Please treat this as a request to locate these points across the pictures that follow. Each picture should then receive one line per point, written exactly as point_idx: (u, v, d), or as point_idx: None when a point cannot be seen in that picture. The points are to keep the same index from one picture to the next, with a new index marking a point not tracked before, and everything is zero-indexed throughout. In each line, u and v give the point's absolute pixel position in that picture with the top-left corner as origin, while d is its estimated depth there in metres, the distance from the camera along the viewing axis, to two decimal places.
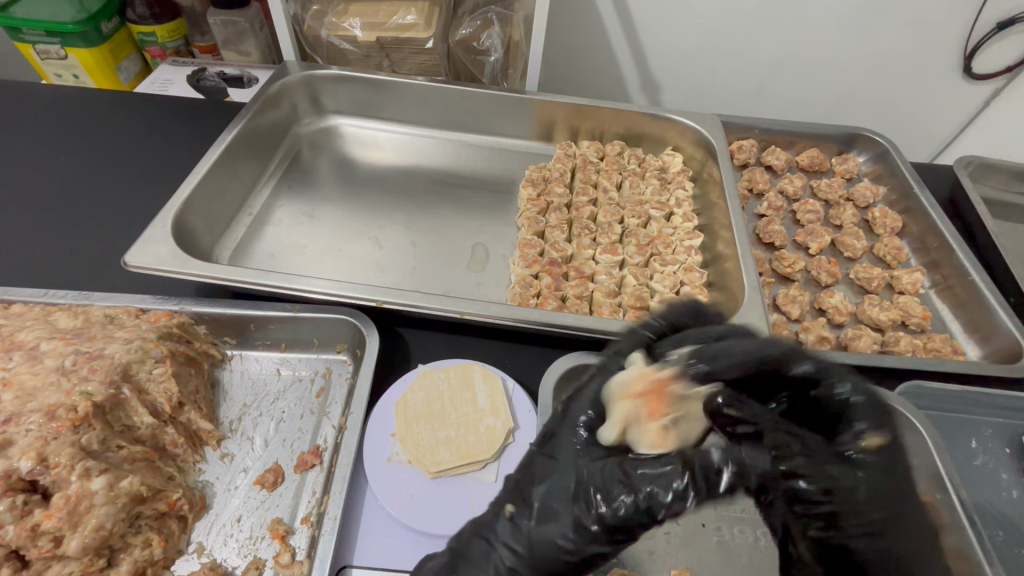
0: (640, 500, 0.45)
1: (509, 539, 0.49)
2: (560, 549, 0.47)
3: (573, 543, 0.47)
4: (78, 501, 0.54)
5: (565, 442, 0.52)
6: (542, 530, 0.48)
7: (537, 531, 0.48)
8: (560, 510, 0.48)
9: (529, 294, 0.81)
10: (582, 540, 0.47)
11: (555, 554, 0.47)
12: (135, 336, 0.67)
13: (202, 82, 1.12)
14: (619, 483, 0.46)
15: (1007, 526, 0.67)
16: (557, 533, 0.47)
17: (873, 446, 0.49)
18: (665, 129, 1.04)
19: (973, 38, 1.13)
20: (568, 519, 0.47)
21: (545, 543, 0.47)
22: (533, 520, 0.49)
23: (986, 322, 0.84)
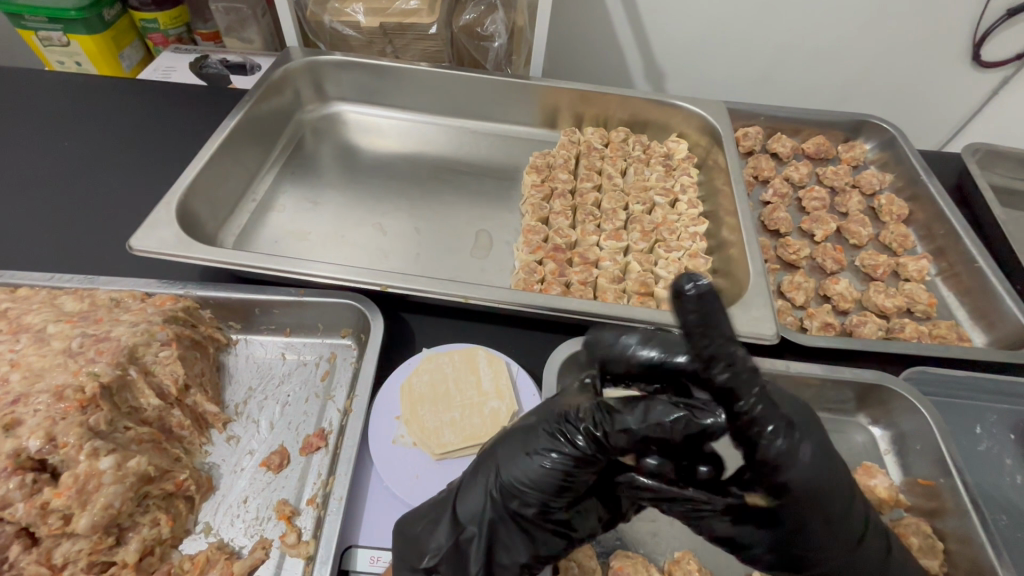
0: (609, 433, 0.46)
1: (471, 488, 0.51)
2: (532, 469, 0.48)
3: (543, 477, 0.48)
4: (86, 481, 0.55)
5: (565, 390, 0.55)
6: (510, 462, 0.49)
7: (506, 463, 0.49)
8: (536, 440, 0.49)
9: (533, 280, 0.81)
10: (546, 467, 0.48)
11: (528, 473, 0.48)
12: (142, 320, 0.68)
13: (206, 69, 1.11)
14: (597, 416, 0.47)
15: (1012, 511, 0.67)
16: (529, 461, 0.48)
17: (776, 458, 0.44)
18: (671, 115, 1.04)
19: (982, 25, 1.12)
20: (541, 448, 0.48)
21: (516, 473, 0.48)
22: (510, 446, 0.50)
23: (992, 309, 0.83)
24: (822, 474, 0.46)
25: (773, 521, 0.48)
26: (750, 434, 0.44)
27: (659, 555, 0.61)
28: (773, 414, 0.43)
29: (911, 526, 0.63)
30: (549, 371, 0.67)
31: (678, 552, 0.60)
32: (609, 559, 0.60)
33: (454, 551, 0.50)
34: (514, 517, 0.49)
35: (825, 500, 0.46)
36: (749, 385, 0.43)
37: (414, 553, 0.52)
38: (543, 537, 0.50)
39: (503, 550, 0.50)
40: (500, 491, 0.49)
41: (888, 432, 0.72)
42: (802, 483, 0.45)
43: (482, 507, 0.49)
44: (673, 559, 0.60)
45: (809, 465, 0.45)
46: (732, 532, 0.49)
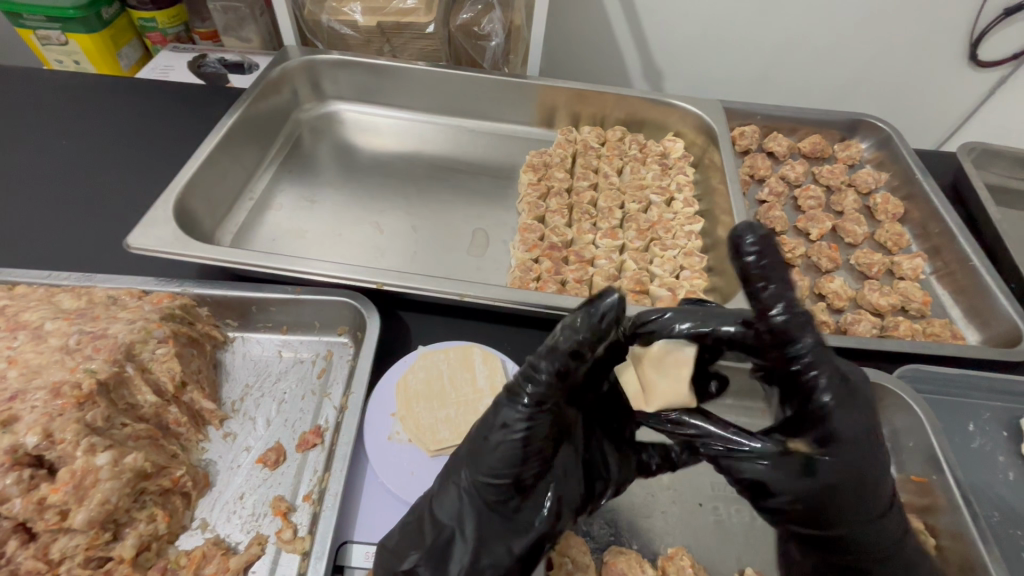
0: (566, 376, 0.49)
1: (444, 491, 0.52)
2: (494, 452, 0.49)
3: (505, 454, 0.48)
4: (83, 476, 0.55)
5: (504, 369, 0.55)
6: (474, 452, 0.50)
7: (470, 453, 0.50)
8: (490, 421, 0.50)
9: (529, 278, 0.82)
10: (504, 443, 0.48)
11: (491, 458, 0.49)
12: (139, 317, 0.68)
13: (204, 68, 1.11)
14: (535, 367, 0.49)
15: (1003, 508, 0.67)
16: (488, 443, 0.49)
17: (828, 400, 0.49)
18: (667, 114, 1.04)
19: (979, 25, 1.12)
20: (495, 425, 0.50)
21: (479, 463, 0.49)
22: (471, 443, 0.51)
23: (986, 307, 0.84)
24: (867, 438, 0.49)
25: (810, 471, 0.49)
26: (804, 379, 0.50)
27: (652, 551, 0.62)
28: (826, 364, 0.50)
29: None
30: None
31: (671, 548, 0.60)
32: (602, 555, 0.60)
33: (435, 550, 0.50)
34: (488, 501, 0.50)
35: (867, 458, 0.49)
36: (805, 331, 0.50)
37: (394, 558, 0.52)
38: (524, 516, 0.51)
39: (488, 537, 0.50)
40: (472, 485, 0.50)
41: (881, 430, 0.72)
42: (850, 435, 0.49)
43: (456, 502, 0.50)
44: (667, 554, 0.61)
45: (859, 422, 0.49)
46: (765, 476, 0.50)
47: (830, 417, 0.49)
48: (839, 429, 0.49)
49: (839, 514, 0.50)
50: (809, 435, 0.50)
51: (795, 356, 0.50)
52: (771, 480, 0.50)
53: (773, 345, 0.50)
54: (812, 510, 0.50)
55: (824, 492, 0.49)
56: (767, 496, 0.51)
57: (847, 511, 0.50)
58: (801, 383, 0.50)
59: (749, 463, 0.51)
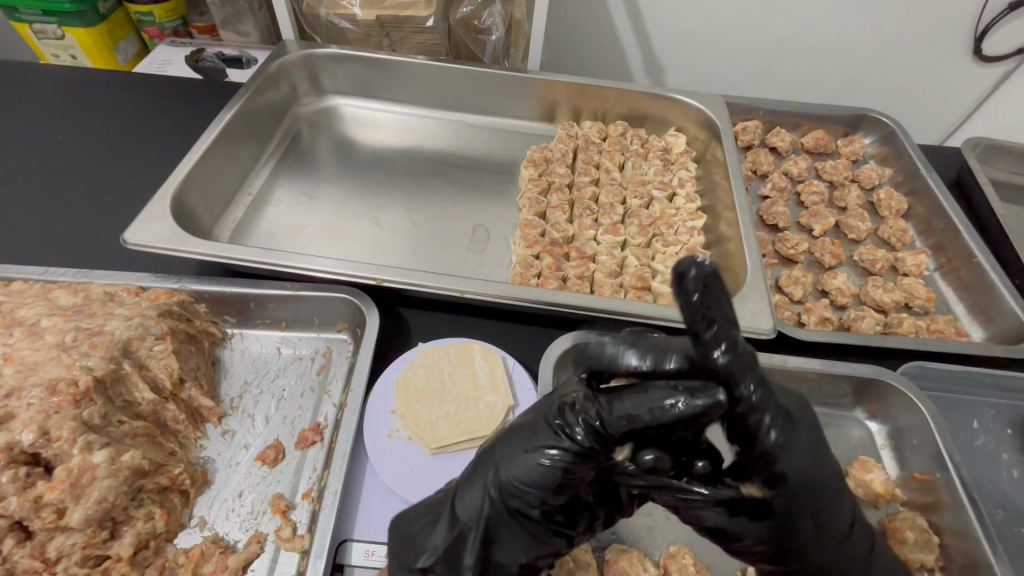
0: (606, 423, 0.46)
1: (468, 490, 0.50)
2: (532, 467, 0.48)
3: (542, 475, 0.47)
4: (80, 474, 0.54)
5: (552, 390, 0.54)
6: (509, 459, 0.49)
7: (504, 460, 0.49)
8: (533, 437, 0.49)
9: (530, 274, 0.81)
10: (546, 464, 0.47)
11: (528, 472, 0.48)
12: (136, 314, 0.67)
13: (201, 62, 1.10)
14: (596, 409, 0.47)
15: (1007, 506, 0.67)
16: (528, 458, 0.48)
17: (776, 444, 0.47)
18: (669, 109, 1.03)
19: (984, 18, 1.11)
20: (541, 442, 0.48)
21: (515, 472, 0.48)
22: (505, 450, 0.50)
23: (990, 304, 0.83)
24: (812, 463, 0.50)
25: (766, 511, 0.50)
26: (750, 422, 0.47)
27: (654, 549, 0.61)
28: (769, 405, 0.47)
29: (906, 520, 0.63)
30: (545, 365, 0.67)
31: (672, 546, 0.60)
32: (604, 553, 0.60)
33: (452, 552, 0.50)
34: (513, 515, 0.49)
35: (818, 484, 0.50)
36: (746, 367, 0.45)
37: (409, 553, 0.51)
38: (544, 535, 0.50)
39: (502, 548, 0.50)
40: (499, 492, 0.49)
41: (884, 427, 0.72)
42: (796, 470, 0.48)
43: (480, 512, 0.49)
44: (668, 553, 0.60)
45: (803, 458, 0.49)
46: (722, 522, 0.51)
47: (777, 459, 0.47)
48: (786, 466, 0.48)
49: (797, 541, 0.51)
50: (758, 477, 0.49)
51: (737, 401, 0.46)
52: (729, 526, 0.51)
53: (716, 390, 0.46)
54: (768, 544, 0.51)
55: (779, 527, 0.50)
56: (730, 539, 0.52)
57: (804, 539, 0.50)
58: (746, 427, 0.47)
59: (707, 514, 0.50)
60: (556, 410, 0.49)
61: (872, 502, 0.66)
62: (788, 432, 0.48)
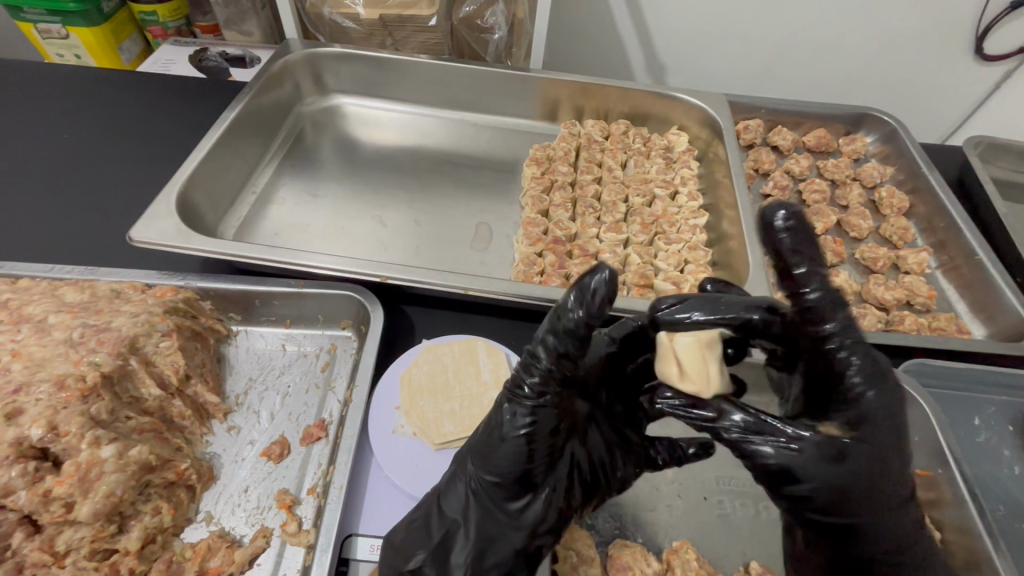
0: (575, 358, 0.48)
1: (449, 490, 0.53)
2: (500, 462, 0.49)
3: (510, 449, 0.49)
4: (88, 469, 0.55)
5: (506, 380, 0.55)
6: (479, 443, 0.51)
7: (474, 443, 0.51)
8: (495, 415, 0.50)
9: (533, 272, 0.81)
10: (514, 454, 0.49)
11: (498, 468, 0.49)
12: (142, 310, 0.68)
13: (205, 62, 1.11)
14: (554, 385, 0.49)
15: (1008, 502, 0.67)
16: (495, 453, 0.50)
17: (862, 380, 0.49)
18: (672, 108, 1.03)
19: (985, 18, 1.11)
20: (502, 415, 0.50)
21: (483, 469, 0.50)
22: (473, 451, 0.51)
23: (992, 301, 0.83)
24: (895, 422, 0.49)
25: (839, 458, 0.48)
26: (835, 358, 0.50)
27: (657, 545, 0.62)
28: (860, 349, 0.50)
29: None
30: None
31: (675, 542, 0.60)
32: (607, 548, 0.60)
33: (441, 551, 0.50)
34: (495, 499, 0.50)
35: (896, 439, 0.49)
36: (835, 308, 0.51)
37: (400, 558, 0.52)
38: (531, 511, 0.50)
39: (491, 534, 0.50)
40: (474, 489, 0.51)
41: None
42: (878, 415, 0.49)
43: (462, 510, 0.51)
44: (671, 548, 0.60)
45: (886, 418, 0.49)
46: (786, 463, 0.48)
47: (859, 402, 0.49)
48: (870, 411, 0.49)
49: (862, 500, 0.49)
50: (840, 417, 0.49)
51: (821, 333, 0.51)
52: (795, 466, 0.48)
53: (802, 322, 0.51)
54: (834, 494, 0.48)
55: (851, 479, 0.48)
56: (792, 483, 0.49)
57: (864, 493, 0.49)
58: (831, 363, 0.51)
59: (771, 446, 0.49)
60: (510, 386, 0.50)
61: None
62: (873, 381, 0.49)
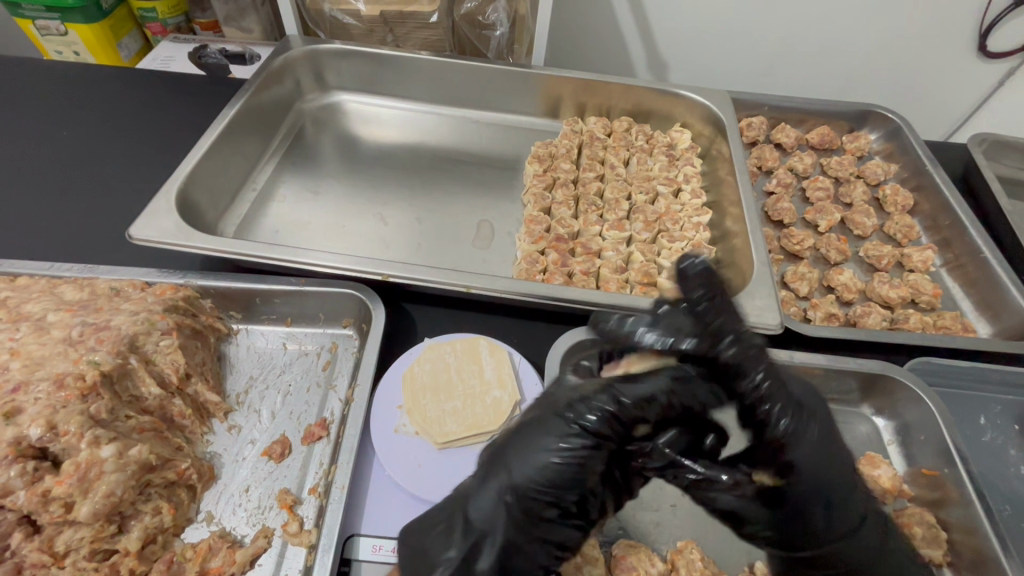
0: (621, 407, 0.48)
1: (478, 496, 0.50)
2: (543, 466, 0.48)
3: (558, 470, 0.48)
4: (88, 468, 0.54)
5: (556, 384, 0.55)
6: (521, 457, 0.49)
7: (515, 458, 0.49)
8: (545, 435, 0.49)
9: (535, 270, 0.81)
10: (560, 458, 0.48)
11: (541, 470, 0.48)
12: (142, 309, 0.67)
13: (205, 58, 1.09)
14: (599, 396, 0.49)
15: (1015, 501, 0.67)
16: (539, 455, 0.48)
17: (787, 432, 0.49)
18: (674, 104, 1.03)
19: (990, 14, 1.11)
20: (555, 438, 0.48)
21: (526, 469, 0.48)
22: (513, 452, 0.50)
23: (997, 300, 0.83)
24: (828, 456, 0.50)
25: (776, 500, 0.50)
26: (759, 411, 0.49)
27: (661, 545, 0.61)
28: (779, 396, 0.49)
29: (914, 515, 0.63)
30: (551, 360, 0.67)
31: (679, 543, 0.60)
32: (611, 548, 0.60)
33: (472, 554, 0.49)
34: (528, 514, 0.48)
35: (834, 471, 0.50)
36: (755, 363, 0.50)
37: (423, 561, 0.51)
38: (562, 532, 0.49)
39: (522, 552, 0.48)
40: (512, 493, 0.48)
41: (891, 423, 0.72)
42: (808, 459, 0.49)
43: (497, 514, 0.49)
44: (676, 548, 0.60)
45: (815, 448, 0.50)
46: (735, 507, 0.50)
47: (788, 447, 0.49)
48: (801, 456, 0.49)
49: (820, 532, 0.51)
50: (770, 467, 0.50)
51: (744, 389, 0.49)
52: (743, 510, 0.50)
53: (731, 376, 0.50)
54: (778, 531, 0.51)
55: (797, 518, 0.50)
56: (743, 524, 0.51)
57: (821, 526, 0.50)
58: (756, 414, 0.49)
59: (722, 497, 0.50)
60: (564, 407, 0.50)
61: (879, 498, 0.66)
62: (801, 423, 0.49)
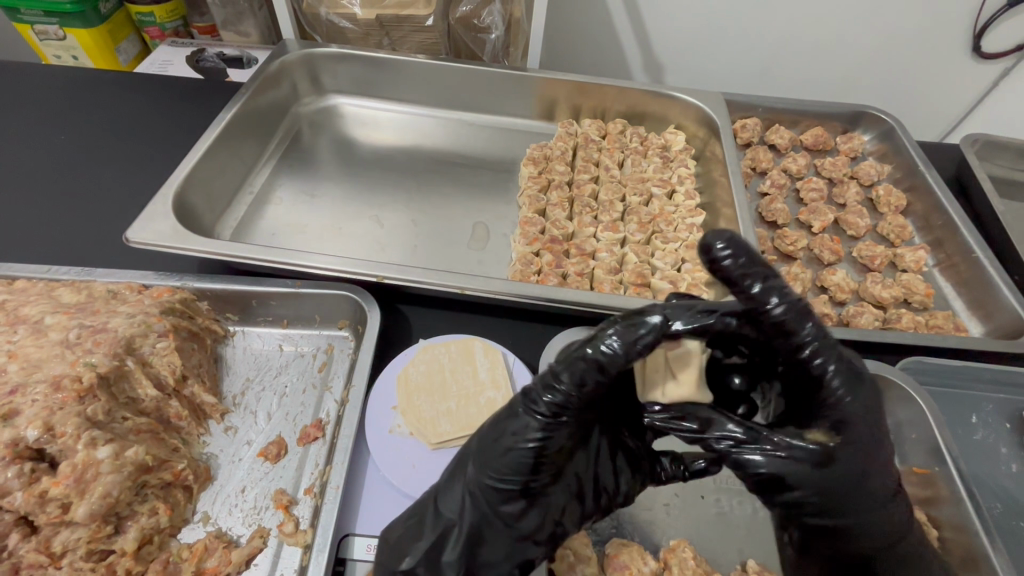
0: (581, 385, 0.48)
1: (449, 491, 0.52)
2: (502, 454, 0.49)
3: (514, 459, 0.48)
4: (84, 469, 0.55)
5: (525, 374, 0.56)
6: (481, 451, 0.50)
7: (478, 451, 0.51)
8: (505, 423, 0.50)
9: (530, 271, 0.81)
10: (519, 446, 0.48)
11: (500, 458, 0.49)
12: (139, 311, 0.68)
13: (202, 62, 1.10)
14: (552, 377, 0.49)
15: (1006, 499, 0.67)
16: (499, 444, 0.49)
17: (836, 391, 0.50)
18: (668, 106, 1.03)
19: (982, 16, 1.11)
20: (513, 427, 0.49)
21: (487, 460, 0.49)
22: (478, 445, 0.51)
23: (989, 299, 0.83)
24: (872, 427, 0.50)
25: (827, 461, 0.48)
26: (813, 367, 0.50)
27: (654, 544, 0.62)
28: (833, 356, 0.50)
29: None
30: (544, 361, 0.67)
31: (671, 541, 0.60)
32: (604, 547, 0.60)
33: (436, 547, 0.51)
34: (491, 503, 0.49)
35: (878, 445, 0.50)
36: (803, 319, 0.50)
37: (394, 557, 0.52)
38: (527, 522, 0.50)
39: (484, 543, 0.50)
40: (474, 484, 0.50)
41: (883, 422, 0.72)
42: (858, 421, 0.49)
43: (460, 506, 0.51)
44: (669, 546, 0.60)
45: (863, 416, 0.50)
46: (782, 468, 0.48)
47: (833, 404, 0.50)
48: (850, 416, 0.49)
49: (850, 505, 0.50)
50: (824, 424, 0.50)
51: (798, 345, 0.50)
52: (793, 476, 0.48)
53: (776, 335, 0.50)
54: (824, 496, 0.49)
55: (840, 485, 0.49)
56: (785, 491, 0.49)
57: (857, 497, 0.50)
58: (809, 369, 0.50)
59: (769, 458, 0.48)
60: (524, 396, 0.51)
61: None
62: (851, 387, 0.50)
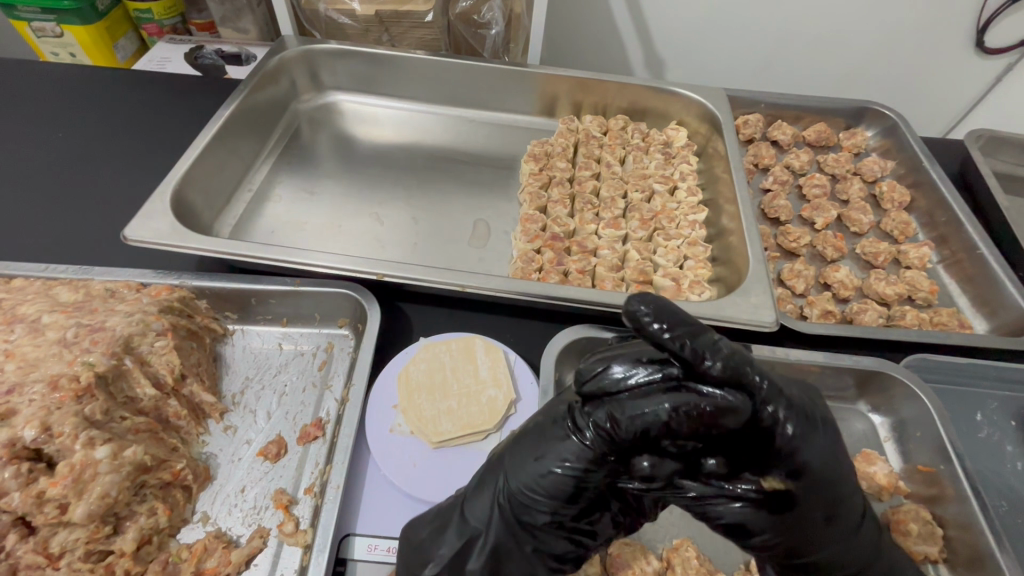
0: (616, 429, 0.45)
1: (477, 503, 0.51)
2: (538, 480, 0.47)
3: (553, 484, 0.47)
4: (82, 469, 0.54)
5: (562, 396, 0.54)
6: (517, 467, 0.49)
7: (514, 470, 0.49)
8: (545, 446, 0.48)
9: (531, 269, 0.81)
10: (560, 472, 0.47)
11: (537, 482, 0.47)
12: (137, 310, 0.67)
13: (201, 59, 1.09)
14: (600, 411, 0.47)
15: (1012, 497, 0.67)
16: (537, 467, 0.48)
17: (791, 438, 0.46)
18: (670, 102, 1.03)
19: (986, 10, 1.10)
20: (553, 452, 0.48)
21: (523, 482, 0.48)
22: (512, 466, 0.49)
23: (994, 296, 0.83)
24: (830, 460, 0.48)
25: (786, 505, 0.48)
26: (764, 417, 0.45)
27: (657, 544, 0.61)
28: (780, 398, 0.46)
29: (910, 512, 0.63)
30: (546, 359, 0.66)
31: (674, 540, 0.60)
32: (607, 546, 0.60)
33: (461, 554, 0.50)
34: (522, 525, 0.49)
35: (837, 472, 0.48)
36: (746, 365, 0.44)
37: (417, 557, 0.52)
38: (555, 544, 0.50)
39: (508, 558, 0.50)
40: (506, 502, 0.49)
41: (888, 420, 0.72)
42: (815, 464, 0.46)
43: (488, 517, 0.50)
44: (672, 546, 0.60)
45: (820, 453, 0.47)
46: (743, 518, 0.48)
47: (794, 451, 0.46)
48: (808, 461, 0.46)
49: (818, 540, 0.50)
50: (780, 473, 0.46)
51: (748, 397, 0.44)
52: (752, 523, 0.48)
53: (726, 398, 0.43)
54: (788, 536, 0.49)
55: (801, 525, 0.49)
56: (746, 535, 0.49)
57: (821, 529, 0.49)
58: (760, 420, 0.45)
59: (727, 510, 0.47)
60: (568, 420, 0.49)
61: (876, 495, 0.66)
62: (807, 429, 0.46)
